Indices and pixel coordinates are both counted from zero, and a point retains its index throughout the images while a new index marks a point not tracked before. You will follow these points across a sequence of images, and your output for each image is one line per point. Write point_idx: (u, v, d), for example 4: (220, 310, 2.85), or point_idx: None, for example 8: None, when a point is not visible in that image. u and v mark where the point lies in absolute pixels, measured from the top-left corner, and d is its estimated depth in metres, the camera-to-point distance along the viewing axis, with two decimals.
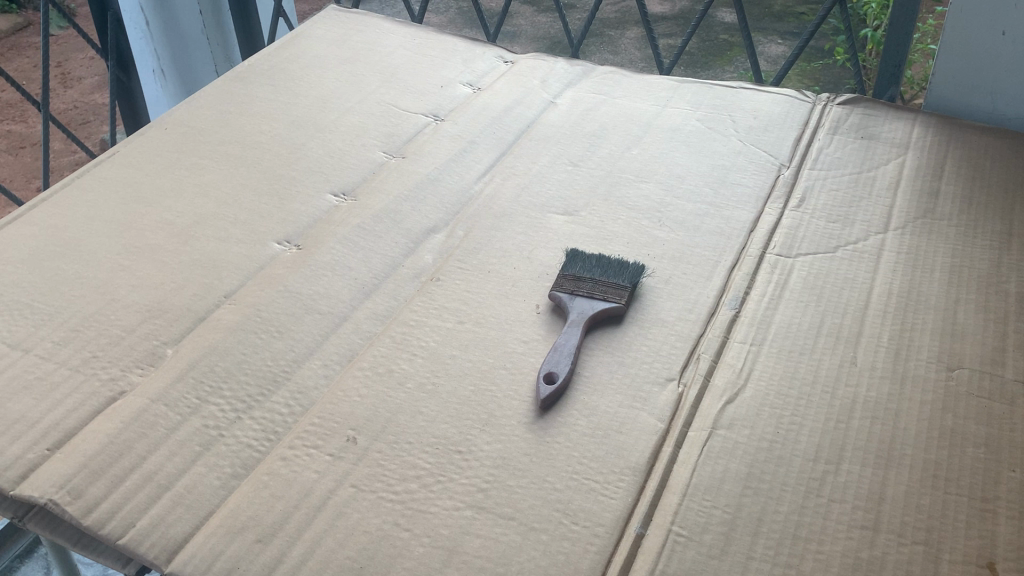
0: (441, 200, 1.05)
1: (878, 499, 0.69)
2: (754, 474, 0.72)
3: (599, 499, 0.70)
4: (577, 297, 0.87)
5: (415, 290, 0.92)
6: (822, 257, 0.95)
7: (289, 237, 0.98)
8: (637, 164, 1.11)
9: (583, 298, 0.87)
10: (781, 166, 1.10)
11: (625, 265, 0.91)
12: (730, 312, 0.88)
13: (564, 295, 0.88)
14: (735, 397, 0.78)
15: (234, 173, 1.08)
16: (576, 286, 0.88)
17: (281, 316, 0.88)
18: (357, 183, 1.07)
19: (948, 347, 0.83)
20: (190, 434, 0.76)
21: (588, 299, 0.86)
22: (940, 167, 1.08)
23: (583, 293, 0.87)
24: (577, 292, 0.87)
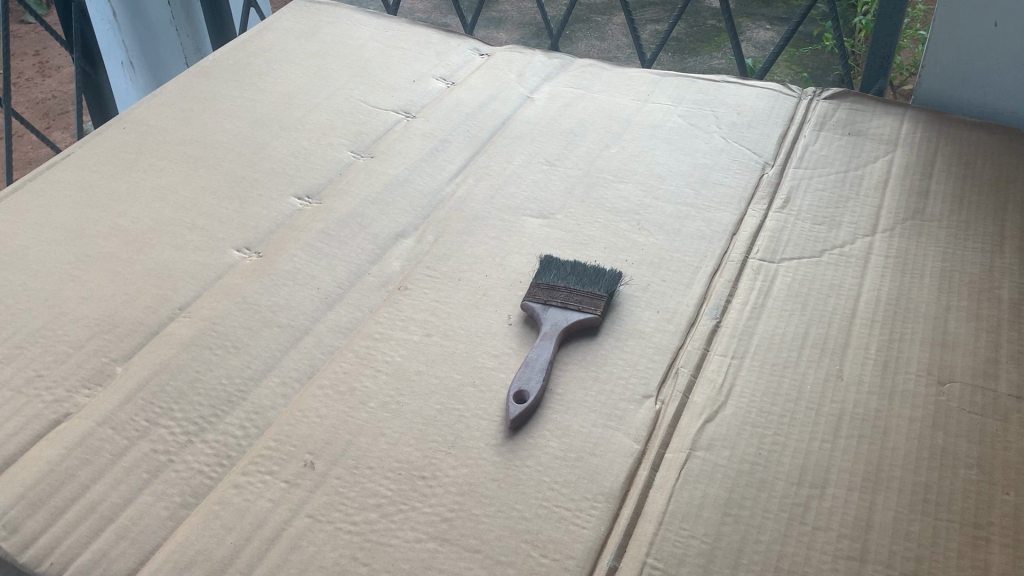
0: (410, 203, 1.00)
1: (866, 526, 0.66)
2: (734, 500, 0.68)
3: (570, 529, 0.66)
4: (550, 307, 0.82)
5: (380, 300, 0.87)
6: (807, 261, 0.91)
7: (249, 244, 0.93)
8: (616, 163, 1.07)
9: (556, 309, 0.82)
10: (766, 165, 1.06)
11: (601, 273, 0.86)
12: (711, 323, 0.83)
13: (537, 306, 0.83)
14: (715, 415, 0.74)
15: (194, 175, 1.03)
16: (549, 296, 0.83)
17: (238, 330, 0.83)
18: (323, 184, 1.02)
19: (939, 359, 0.79)
20: (138, 460, 0.72)
21: (562, 310, 0.82)
22: (930, 165, 1.04)
23: (557, 303, 0.82)
24: (550, 302, 0.83)
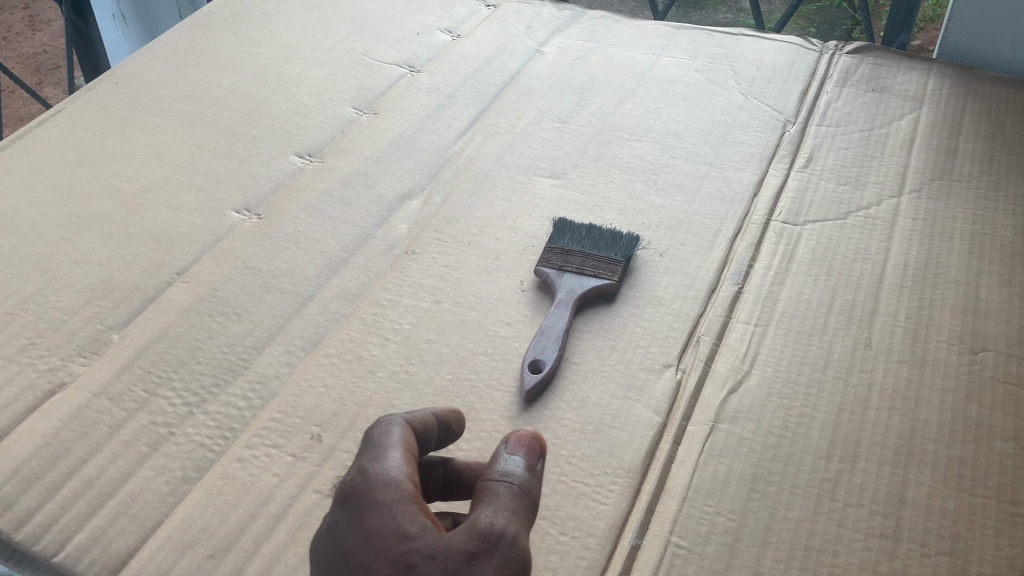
0: (417, 162, 0.96)
1: (899, 502, 0.63)
2: (761, 475, 0.65)
3: (590, 506, 0.63)
4: (566, 273, 0.79)
5: (387, 265, 0.84)
6: (832, 224, 0.87)
7: (249, 205, 0.89)
8: (630, 120, 1.03)
9: (572, 274, 0.79)
10: (786, 122, 1.02)
11: (617, 236, 0.83)
12: (733, 288, 0.80)
13: (551, 271, 0.80)
14: (739, 385, 0.71)
15: (190, 133, 0.99)
16: (564, 261, 0.80)
17: (239, 296, 0.79)
18: (324, 142, 0.98)
19: (971, 327, 0.76)
20: (137, 432, 0.69)
21: (578, 276, 0.79)
22: (958, 123, 1.00)
23: (572, 269, 0.79)
24: (565, 268, 0.79)
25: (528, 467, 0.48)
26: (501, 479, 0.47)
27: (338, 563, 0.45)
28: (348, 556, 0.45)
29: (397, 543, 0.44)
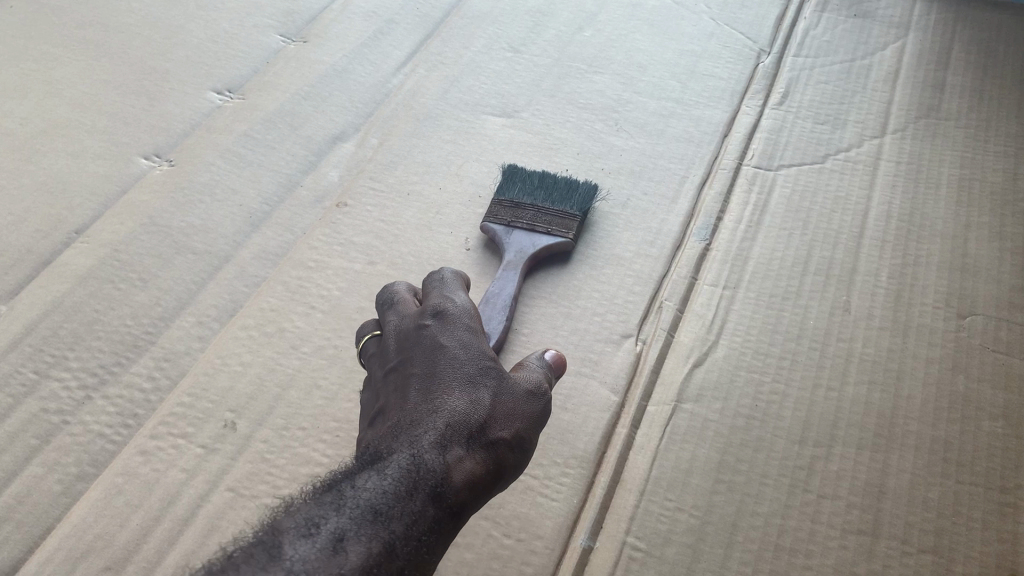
0: (351, 97, 0.86)
1: (878, 493, 0.57)
2: (727, 463, 0.58)
3: (538, 502, 0.56)
4: (515, 230, 0.71)
5: (315, 220, 0.75)
6: (809, 168, 0.80)
7: (159, 150, 0.79)
8: (590, 49, 0.93)
9: (522, 232, 0.71)
10: (761, 52, 0.93)
11: (574, 186, 0.74)
12: (699, 246, 0.73)
13: (499, 228, 0.71)
14: (705, 358, 0.64)
15: (95, 64, 0.87)
16: (513, 216, 0.72)
17: (147, 259, 0.70)
18: (246, 76, 0.88)
19: (958, 288, 0.69)
20: (25, 421, 0.60)
21: (529, 234, 0.70)
22: (946, 52, 0.92)
23: (523, 225, 0.71)
24: (515, 223, 0.71)
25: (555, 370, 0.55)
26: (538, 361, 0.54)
27: (422, 351, 0.51)
28: (439, 347, 0.51)
29: (484, 356, 0.51)
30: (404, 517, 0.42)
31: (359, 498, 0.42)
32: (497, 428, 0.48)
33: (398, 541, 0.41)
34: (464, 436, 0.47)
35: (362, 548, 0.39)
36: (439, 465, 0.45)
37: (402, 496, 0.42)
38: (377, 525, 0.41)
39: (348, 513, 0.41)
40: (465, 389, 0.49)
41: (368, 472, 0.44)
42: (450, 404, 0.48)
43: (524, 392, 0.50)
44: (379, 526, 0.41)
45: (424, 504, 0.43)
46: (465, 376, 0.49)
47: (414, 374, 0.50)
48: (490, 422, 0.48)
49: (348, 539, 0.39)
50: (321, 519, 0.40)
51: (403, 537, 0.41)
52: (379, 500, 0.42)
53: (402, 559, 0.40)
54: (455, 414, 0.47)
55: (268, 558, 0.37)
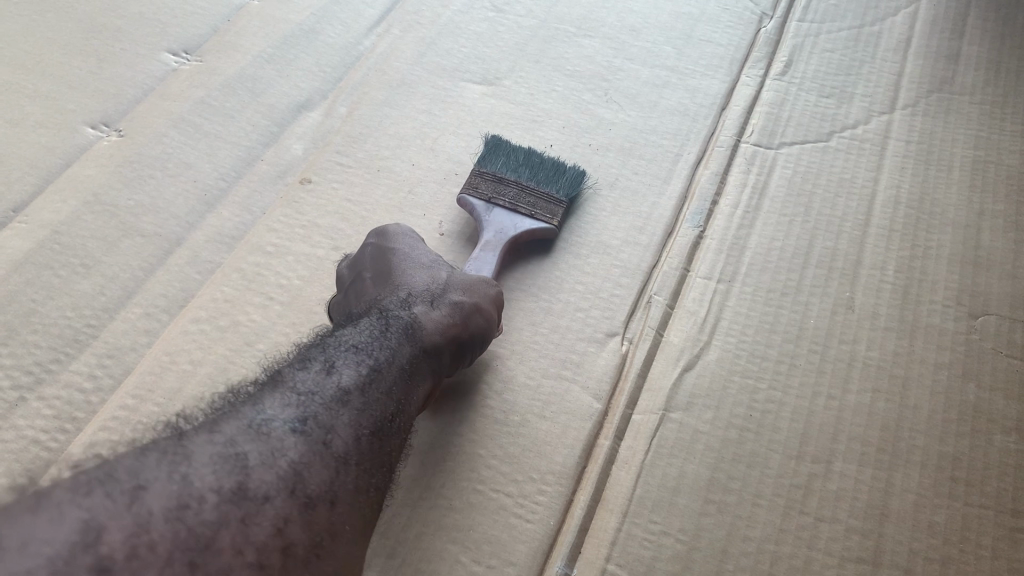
0: (319, 61, 0.79)
1: (880, 516, 0.52)
2: (718, 482, 0.53)
3: (511, 524, 0.52)
4: (496, 208, 0.65)
5: (276, 199, 0.69)
6: (812, 147, 0.74)
7: (108, 119, 0.73)
8: (579, 10, 0.86)
9: (503, 211, 0.65)
10: (763, 16, 0.87)
11: (560, 169, 0.69)
12: (693, 232, 0.68)
13: (479, 203, 0.65)
14: (696, 361, 0.59)
15: (38, 19, 0.80)
16: (495, 192, 0.66)
17: (90, 242, 0.64)
18: (205, 36, 0.81)
19: (970, 284, 0.64)
20: None
21: (511, 214, 0.65)
22: (961, 19, 0.85)
23: (504, 203, 0.65)
24: (496, 201, 0.65)
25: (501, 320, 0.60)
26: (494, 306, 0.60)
27: (375, 262, 0.58)
28: (388, 251, 0.58)
29: (430, 254, 0.59)
30: (380, 361, 0.47)
31: (337, 351, 0.47)
32: (456, 301, 0.55)
33: (378, 376, 0.46)
34: (424, 301, 0.54)
35: (351, 374, 0.45)
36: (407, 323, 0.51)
37: (377, 345, 0.48)
38: (362, 363, 0.46)
39: (335, 353, 0.46)
40: (422, 275, 0.56)
41: (343, 334, 0.49)
42: (409, 287, 0.55)
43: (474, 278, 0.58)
44: (359, 366, 0.46)
45: (400, 348, 0.49)
46: (419, 268, 0.57)
47: (369, 273, 0.58)
48: (447, 292, 0.55)
49: (337, 367, 0.45)
50: (310, 358, 0.46)
51: (385, 375, 0.47)
52: (355, 348, 0.47)
53: (387, 390, 0.46)
54: (414, 289, 0.55)
55: (271, 383, 0.43)
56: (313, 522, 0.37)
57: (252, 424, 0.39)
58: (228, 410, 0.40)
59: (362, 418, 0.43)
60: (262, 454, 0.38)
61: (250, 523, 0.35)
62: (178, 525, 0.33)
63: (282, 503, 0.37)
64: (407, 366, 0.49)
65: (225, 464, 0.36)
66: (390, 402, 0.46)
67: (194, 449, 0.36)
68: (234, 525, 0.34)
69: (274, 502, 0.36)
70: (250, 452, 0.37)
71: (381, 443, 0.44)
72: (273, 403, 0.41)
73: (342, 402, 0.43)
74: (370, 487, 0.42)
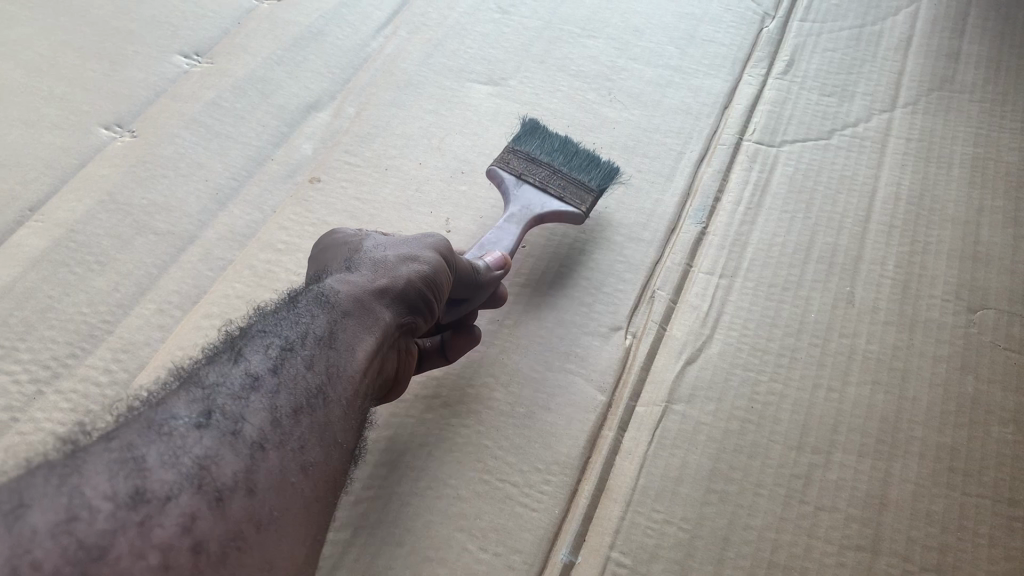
0: (328, 62, 0.81)
1: (879, 505, 0.53)
2: (720, 472, 0.54)
3: (517, 513, 0.53)
4: (526, 185, 0.65)
5: (286, 198, 0.70)
6: (813, 145, 0.75)
7: (121, 121, 0.75)
8: (583, 11, 0.87)
9: (533, 189, 0.65)
10: (765, 16, 0.88)
11: (598, 159, 0.68)
12: (696, 229, 0.69)
13: (509, 177, 0.66)
14: (698, 355, 0.60)
15: (52, 23, 0.82)
16: (527, 169, 0.66)
17: (105, 240, 0.66)
18: (216, 38, 0.82)
19: (970, 278, 0.65)
20: None
21: (540, 193, 0.65)
22: (961, 19, 0.86)
23: (534, 181, 0.66)
24: (527, 178, 0.66)
25: (499, 266, 0.59)
26: (479, 263, 0.58)
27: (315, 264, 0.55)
28: (326, 249, 0.56)
29: (366, 237, 0.55)
30: (300, 344, 0.44)
31: (252, 342, 0.43)
32: (379, 264, 0.51)
33: (296, 360, 0.43)
34: (341, 270, 0.51)
35: (265, 362, 0.42)
36: (331, 301, 0.47)
37: (297, 330, 0.45)
38: (275, 346, 0.43)
39: (245, 344, 0.43)
40: (352, 257, 0.53)
41: (260, 325, 0.45)
42: (336, 270, 0.51)
43: (411, 247, 0.54)
44: (275, 354, 0.42)
45: (324, 328, 0.45)
46: (350, 253, 0.53)
47: (309, 272, 0.57)
48: (368, 256, 0.52)
49: (250, 358, 0.42)
50: (222, 354, 0.42)
51: (307, 351, 0.44)
52: (272, 336, 0.44)
53: (310, 365, 0.43)
54: (339, 265, 0.52)
55: (172, 384, 0.39)
56: (228, 515, 0.34)
57: (148, 421, 0.35)
58: (126, 415, 0.36)
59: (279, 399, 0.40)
60: (162, 453, 0.34)
61: (151, 526, 0.31)
62: (68, 539, 0.29)
63: (189, 500, 0.33)
64: (332, 335, 0.45)
65: (119, 464, 0.32)
66: (314, 380, 0.42)
67: (82, 455, 0.32)
68: (133, 529, 0.30)
69: (178, 500, 0.33)
70: (147, 449, 0.34)
71: (309, 419, 0.40)
72: (177, 400, 0.37)
73: (253, 388, 0.40)
74: (295, 474, 0.38)
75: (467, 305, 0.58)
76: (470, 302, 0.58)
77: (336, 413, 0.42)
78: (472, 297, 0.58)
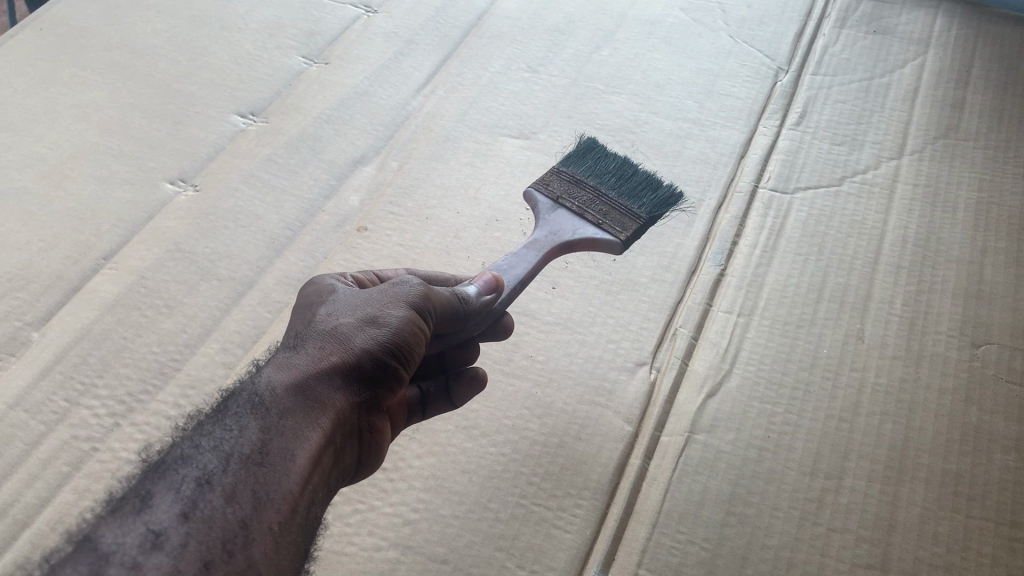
0: (372, 120, 0.87)
1: (888, 526, 0.57)
2: (739, 496, 0.59)
3: (552, 534, 0.58)
4: (563, 212, 0.68)
5: (336, 245, 0.76)
6: (826, 192, 0.80)
7: (185, 176, 0.81)
8: (608, 68, 0.94)
9: (569, 215, 0.67)
10: (779, 70, 0.93)
11: (644, 190, 0.70)
12: (715, 271, 0.74)
13: (548, 203, 0.69)
14: (719, 388, 0.65)
15: (121, 87, 0.89)
16: (565, 196, 0.69)
17: (173, 286, 0.72)
18: (269, 99, 0.89)
19: (973, 315, 0.69)
20: (56, 450, 0.62)
21: (575, 220, 0.67)
22: (966, 71, 0.92)
23: (572, 208, 0.68)
24: (565, 205, 0.68)
25: (489, 290, 0.57)
26: (467, 290, 0.56)
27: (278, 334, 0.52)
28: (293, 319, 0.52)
29: (328, 303, 0.51)
30: (224, 467, 0.39)
31: (168, 469, 0.38)
32: (333, 336, 0.48)
33: (218, 491, 0.38)
34: (291, 345, 0.48)
35: (179, 501, 0.36)
36: (267, 403, 0.42)
37: (222, 451, 0.40)
38: (193, 476, 0.38)
39: (158, 473, 0.38)
40: (306, 331, 0.48)
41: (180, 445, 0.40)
42: (286, 350, 0.47)
43: (371, 312, 0.49)
44: (193, 485, 0.37)
45: (254, 444, 0.40)
46: (305, 326, 0.49)
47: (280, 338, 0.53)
48: (322, 326, 0.48)
49: (159, 495, 0.36)
50: (132, 491, 0.37)
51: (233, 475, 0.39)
52: (192, 462, 0.39)
53: (233, 495, 0.38)
54: (289, 342, 0.48)
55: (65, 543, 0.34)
56: None
57: None
58: None
59: (190, 548, 0.35)
60: None
61: None
62: None
63: None
64: (267, 446, 0.41)
65: None
66: (238, 510, 0.38)
67: None
68: None
69: None
70: None
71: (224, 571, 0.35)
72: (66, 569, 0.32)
73: (159, 541, 0.34)
74: None
75: (459, 333, 0.57)
76: (461, 331, 0.57)
77: (264, 546, 0.37)
78: (460, 326, 0.56)
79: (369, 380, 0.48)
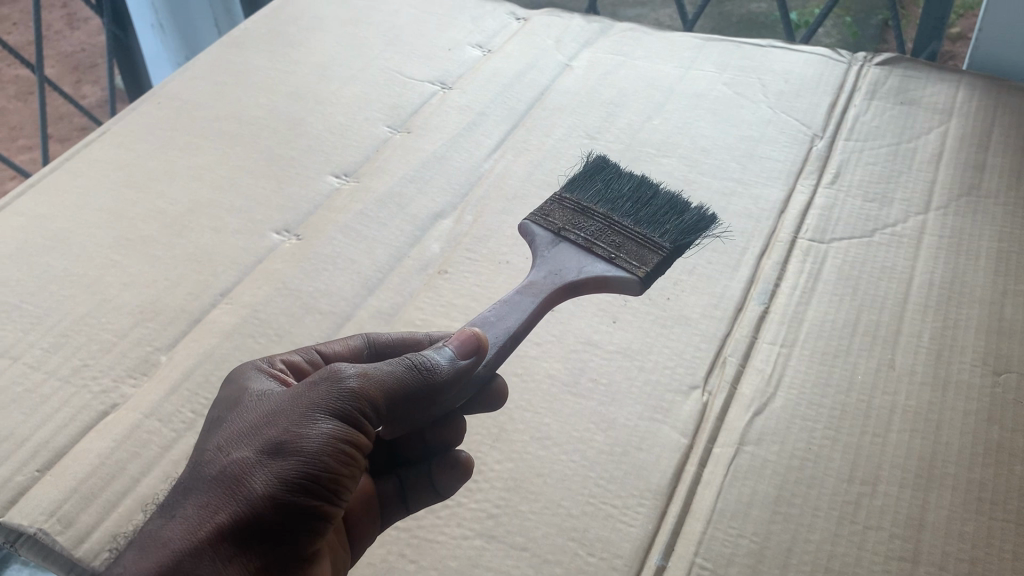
0: (448, 181, 0.99)
1: (918, 526, 0.64)
2: (784, 498, 0.67)
3: (618, 527, 0.66)
4: (575, 249, 0.79)
5: (421, 285, 0.87)
6: (859, 242, 0.89)
7: (288, 227, 0.93)
8: (658, 135, 1.05)
9: (581, 253, 0.78)
10: (814, 137, 1.04)
11: (657, 225, 0.82)
12: (759, 308, 0.83)
13: (561, 242, 0.80)
14: (764, 407, 0.73)
15: (230, 153, 1.02)
16: (576, 235, 0.80)
17: (280, 317, 0.83)
18: (359, 163, 1.01)
19: (995, 348, 0.77)
20: (185, 452, 0.72)
21: (586, 257, 0.78)
22: (986, 137, 1.01)
23: (584, 244, 0.79)
24: (576, 244, 0.79)
25: (462, 355, 0.60)
26: (434, 360, 0.58)
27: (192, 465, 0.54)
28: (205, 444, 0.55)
29: (235, 434, 0.53)
30: None
31: None
32: (218, 491, 0.49)
33: None
34: (184, 501, 0.50)
35: None
36: None
37: None
38: None
39: None
40: (203, 477, 0.51)
41: None
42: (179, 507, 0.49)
43: (270, 449, 0.51)
44: None
45: None
46: (206, 466, 0.51)
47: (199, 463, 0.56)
48: (214, 478, 0.50)
49: None
50: None
51: None
52: None
53: None
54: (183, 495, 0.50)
55: None
56: None
57: None
58: None
59: None
60: None
61: None
62: None
63: None
64: None
65: None
66: None
67: None
68: None
69: None
70: None
71: None
72: None
73: None
74: None
75: (432, 407, 0.58)
76: (433, 405, 0.58)
77: None
78: (427, 400, 0.58)
79: (268, 525, 0.49)
